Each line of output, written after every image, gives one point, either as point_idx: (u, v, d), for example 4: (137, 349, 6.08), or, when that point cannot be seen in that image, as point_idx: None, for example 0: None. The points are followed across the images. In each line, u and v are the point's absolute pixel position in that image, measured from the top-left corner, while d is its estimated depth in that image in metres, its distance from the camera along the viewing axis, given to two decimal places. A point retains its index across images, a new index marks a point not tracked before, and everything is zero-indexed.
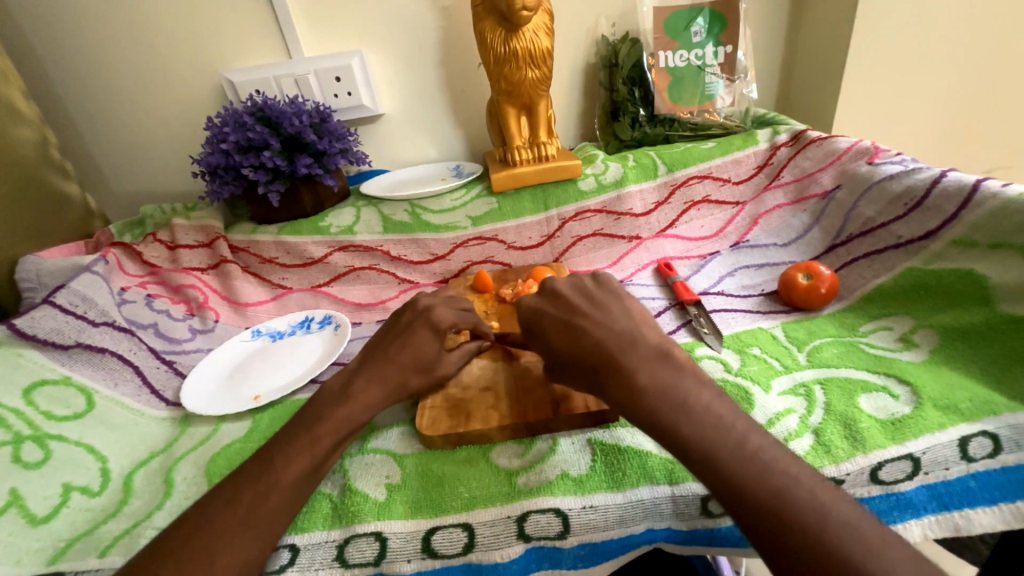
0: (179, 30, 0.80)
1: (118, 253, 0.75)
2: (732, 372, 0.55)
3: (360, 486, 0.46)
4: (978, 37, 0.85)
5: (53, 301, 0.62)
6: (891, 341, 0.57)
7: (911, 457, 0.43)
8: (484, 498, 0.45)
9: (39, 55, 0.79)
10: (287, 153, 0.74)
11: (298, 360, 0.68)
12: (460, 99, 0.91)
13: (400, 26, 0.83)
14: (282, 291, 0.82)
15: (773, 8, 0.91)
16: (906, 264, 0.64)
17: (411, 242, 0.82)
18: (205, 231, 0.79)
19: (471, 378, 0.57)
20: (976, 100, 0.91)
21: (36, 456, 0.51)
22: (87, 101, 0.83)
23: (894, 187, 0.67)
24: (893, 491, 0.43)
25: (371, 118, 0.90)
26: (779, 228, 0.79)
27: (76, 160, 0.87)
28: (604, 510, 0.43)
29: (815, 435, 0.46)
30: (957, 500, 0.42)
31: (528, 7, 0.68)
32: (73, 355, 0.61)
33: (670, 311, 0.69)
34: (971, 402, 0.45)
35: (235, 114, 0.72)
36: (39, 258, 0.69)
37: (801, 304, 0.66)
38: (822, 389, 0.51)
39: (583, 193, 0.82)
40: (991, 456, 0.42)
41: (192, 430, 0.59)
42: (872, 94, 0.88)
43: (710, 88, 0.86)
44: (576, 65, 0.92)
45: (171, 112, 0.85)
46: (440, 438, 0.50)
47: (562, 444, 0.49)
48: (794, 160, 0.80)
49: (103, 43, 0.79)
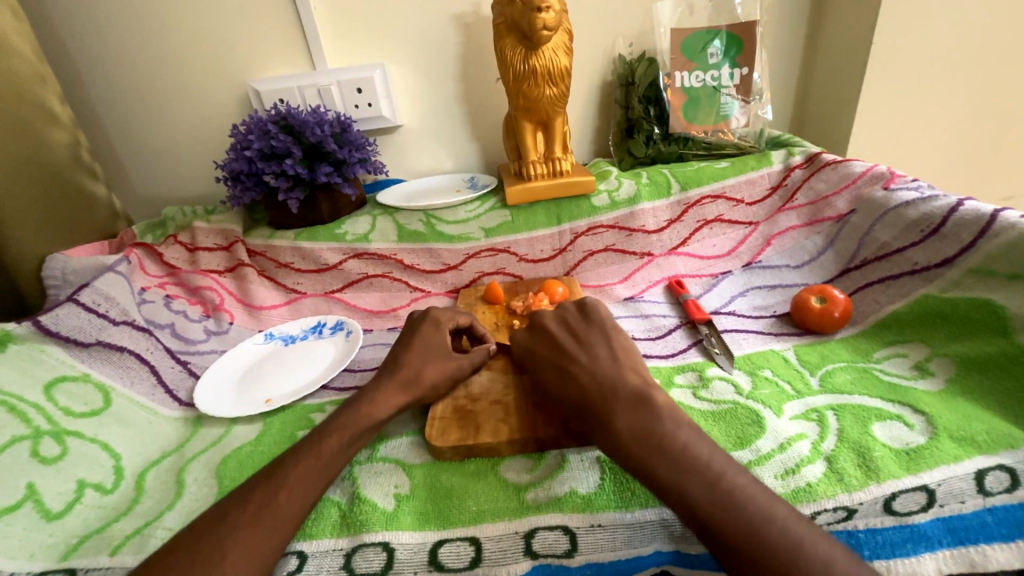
0: (209, 41, 0.82)
1: (140, 253, 0.78)
2: (743, 394, 0.55)
3: (369, 494, 0.47)
4: (996, 65, 0.85)
5: (78, 299, 0.64)
6: (906, 369, 0.56)
7: (925, 489, 0.42)
8: (491, 512, 0.45)
9: (75, 62, 0.82)
10: (307, 161, 0.76)
11: (310, 365, 0.69)
12: (477, 113, 0.92)
13: (422, 41, 0.86)
14: (296, 296, 0.83)
15: (790, 31, 0.92)
16: (922, 292, 0.63)
17: (424, 252, 0.83)
18: (225, 234, 0.81)
19: (481, 390, 0.57)
20: (992, 128, 0.91)
21: (53, 452, 0.52)
22: (118, 106, 0.86)
23: (910, 213, 0.67)
24: (907, 523, 0.42)
25: (389, 129, 0.91)
26: (792, 250, 0.79)
27: (104, 162, 0.89)
28: (612, 530, 0.43)
29: (827, 462, 0.46)
30: (973, 536, 0.40)
31: (548, 27, 0.70)
32: (92, 352, 0.62)
33: (680, 329, 0.69)
34: (988, 435, 0.44)
35: (260, 122, 0.74)
36: (65, 256, 0.71)
37: (814, 327, 0.65)
38: (834, 415, 0.51)
39: (596, 209, 0.82)
40: (1009, 491, 0.41)
41: (204, 431, 0.60)
42: (888, 118, 0.88)
43: (725, 109, 0.86)
44: (593, 82, 0.93)
45: (197, 118, 0.87)
46: (449, 449, 0.50)
47: (571, 460, 0.49)
48: (808, 182, 0.80)
49: (136, 51, 0.82)
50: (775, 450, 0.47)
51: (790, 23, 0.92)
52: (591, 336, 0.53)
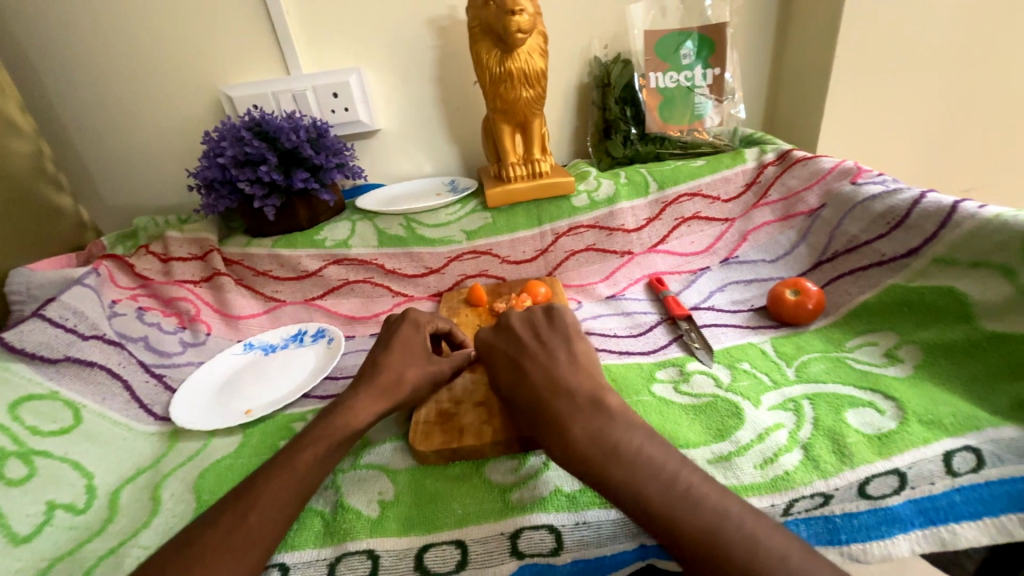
0: (179, 47, 0.81)
1: (110, 265, 0.75)
2: (722, 387, 0.56)
3: (352, 502, 0.46)
4: (953, 62, 0.89)
5: (44, 314, 0.61)
6: (877, 356, 0.58)
7: (897, 471, 0.44)
8: (477, 515, 0.45)
9: (37, 69, 0.80)
10: (283, 167, 0.75)
11: (291, 375, 0.67)
12: (456, 116, 0.92)
13: (397, 45, 0.85)
14: (276, 303, 0.82)
15: (759, 32, 0.95)
16: (890, 281, 0.65)
17: (405, 256, 0.83)
18: (199, 243, 0.79)
19: (465, 392, 0.57)
20: (952, 125, 0.95)
21: (20, 473, 0.50)
22: (84, 114, 0.83)
23: (877, 207, 0.69)
24: (880, 506, 0.43)
25: (368, 133, 0.91)
26: (767, 245, 0.81)
27: (70, 172, 0.87)
28: (597, 527, 0.43)
29: (804, 450, 0.47)
30: (943, 515, 0.43)
31: (523, 30, 0.70)
32: (61, 369, 0.60)
33: (661, 325, 0.70)
34: (954, 417, 0.46)
35: (233, 129, 0.72)
36: (29, 270, 0.68)
37: (790, 319, 0.67)
38: (810, 404, 0.52)
39: (576, 209, 0.83)
40: (975, 470, 0.43)
41: (181, 445, 0.59)
42: (854, 115, 0.91)
43: (699, 108, 0.88)
44: (570, 84, 0.94)
45: (169, 124, 0.85)
46: (433, 454, 0.49)
47: (555, 460, 0.49)
48: (781, 178, 0.82)
49: (102, 57, 0.80)
50: (753, 440, 0.48)
51: (759, 25, 0.94)
52: (565, 339, 0.54)
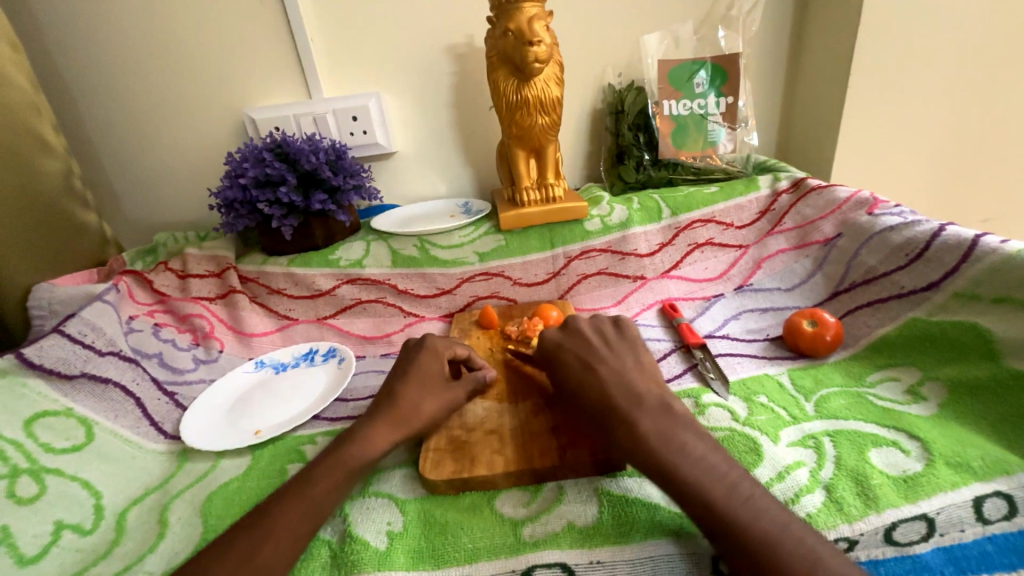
0: (207, 71, 0.84)
1: (130, 281, 0.77)
2: (739, 420, 0.55)
3: (360, 532, 0.45)
4: (967, 94, 0.89)
5: (63, 330, 0.62)
6: (899, 393, 0.56)
7: (926, 517, 0.42)
8: (487, 549, 0.43)
9: (71, 91, 0.83)
10: (302, 188, 0.76)
11: (301, 395, 0.67)
12: (471, 139, 0.94)
13: (416, 72, 0.88)
14: (288, 322, 0.82)
15: (772, 62, 0.96)
16: (909, 314, 0.64)
17: (418, 277, 0.83)
18: (216, 261, 0.80)
19: (477, 419, 0.57)
20: (967, 156, 0.95)
21: (31, 491, 0.50)
22: (112, 134, 0.86)
23: (895, 238, 0.69)
24: (909, 554, 0.41)
25: (384, 155, 0.93)
26: (782, 273, 0.80)
27: (95, 189, 0.89)
28: (611, 567, 0.42)
29: (826, 491, 0.45)
30: (975, 564, 0.39)
31: (540, 60, 0.72)
32: (76, 385, 0.61)
33: (675, 353, 0.69)
34: (983, 461, 0.44)
35: (255, 151, 0.74)
36: (52, 286, 0.69)
37: (807, 350, 0.66)
38: (831, 442, 0.51)
39: (589, 233, 0.83)
40: (1008, 518, 0.41)
41: (190, 465, 0.58)
42: (868, 144, 0.91)
43: (712, 136, 0.89)
44: (584, 110, 0.96)
45: (192, 144, 0.88)
46: (444, 483, 0.49)
47: (568, 493, 0.48)
48: (795, 207, 0.82)
49: (132, 81, 0.83)
50: (773, 479, 0.47)
51: (771, 55, 0.96)
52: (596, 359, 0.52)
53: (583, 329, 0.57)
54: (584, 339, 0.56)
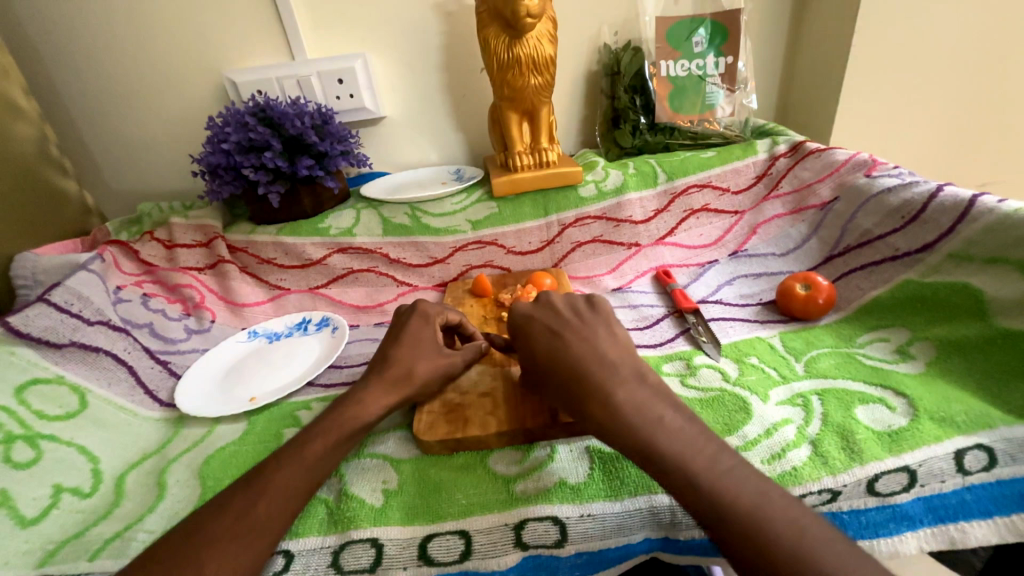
0: (183, 31, 0.80)
1: (115, 251, 0.75)
2: (730, 381, 0.55)
3: (356, 490, 0.46)
4: (974, 51, 0.86)
5: (48, 298, 0.61)
6: (888, 353, 0.57)
7: (907, 469, 0.43)
8: (481, 505, 0.44)
9: (39, 52, 0.79)
10: (288, 154, 0.74)
11: (295, 363, 0.67)
12: (462, 104, 0.91)
13: (404, 31, 0.84)
14: (280, 292, 0.81)
15: (774, 19, 0.92)
16: (903, 277, 0.64)
17: (410, 245, 0.82)
18: (203, 230, 0.79)
19: (470, 383, 0.57)
20: (970, 118, 0.93)
21: (27, 456, 0.50)
22: (87, 99, 0.82)
23: (892, 200, 0.68)
24: (889, 503, 0.43)
25: (373, 121, 0.90)
26: (777, 238, 0.80)
27: (74, 157, 0.86)
28: (602, 519, 0.43)
29: (812, 446, 0.46)
30: (952, 513, 0.43)
31: (532, 15, 0.68)
32: (67, 354, 0.60)
33: (668, 318, 0.70)
34: (967, 415, 0.45)
35: (237, 114, 0.72)
36: (35, 255, 0.68)
37: (799, 314, 0.66)
38: (819, 400, 0.51)
39: (583, 200, 0.82)
40: (987, 469, 0.43)
41: (186, 431, 0.59)
42: (869, 106, 0.89)
43: (710, 98, 0.86)
44: (579, 72, 0.92)
45: (172, 109, 0.84)
46: (438, 444, 0.49)
47: (559, 451, 0.49)
48: (793, 170, 0.80)
49: (104, 42, 0.79)
50: (761, 435, 0.47)
51: (774, 12, 0.92)
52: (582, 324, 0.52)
53: (560, 298, 0.56)
54: (553, 311, 0.54)
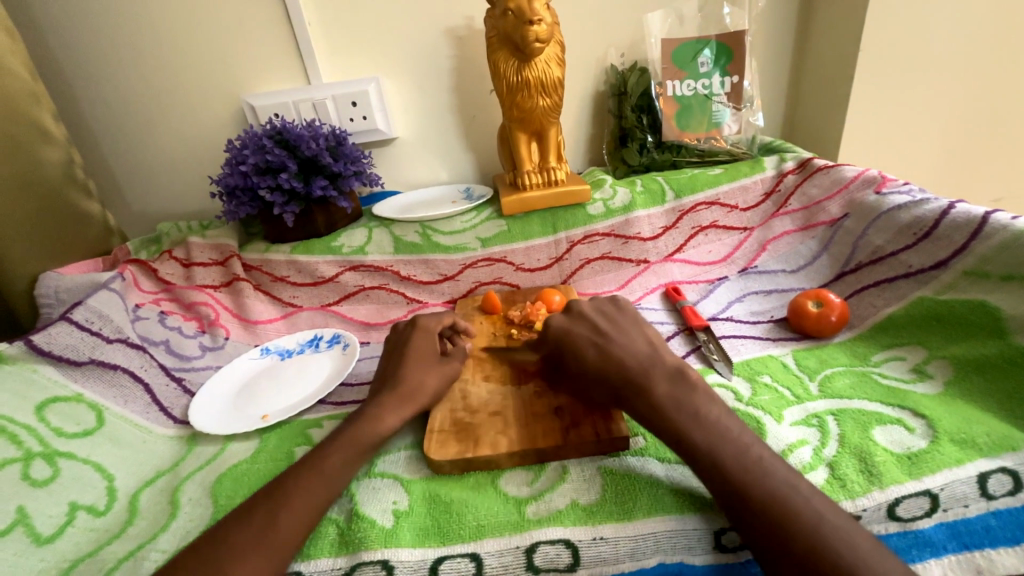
0: (205, 58, 0.83)
1: (134, 270, 0.77)
2: (743, 401, 0.55)
3: (367, 511, 0.46)
4: (980, 67, 0.87)
5: (71, 317, 0.63)
6: (905, 371, 0.56)
7: (929, 493, 0.42)
8: (492, 527, 0.44)
9: (70, 81, 0.83)
10: (303, 175, 0.76)
11: (307, 380, 0.68)
12: (472, 124, 0.93)
13: (416, 56, 0.86)
14: (293, 309, 0.82)
15: (778, 39, 0.94)
16: (917, 294, 0.63)
17: (420, 262, 0.83)
18: (220, 249, 0.81)
19: (480, 401, 0.57)
20: (980, 132, 0.93)
21: (45, 474, 0.51)
22: (111, 124, 0.86)
23: (902, 217, 0.68)
24: (911, 529, 0.42)
25: (384, 141, 0.92)
26: (787, 254, 0.79)
27: (98, 179, 0.89)
28: (614, 542, 0.42)
29: (829, 468, 0.45)
30: (978, 540, 0.40)
31: (541, 39, 0.70)
32: (85, 371, 0.62)
33: (678, 336, 0.69)
34: (989, 437, 0.44)
35: (255, 137, 0.74)
36: (58, 275, 0.71)
37: (812, 332, 0.65)
38: (834, 421, 0.51)
39: (592, 217, 0.83)
40: (1012, 494, 0.41)
41: (199, 449, 0.59)
42: (877, 122, 0.89)
43: (717, 116, 0.87)
44: (586, 92, 0.94)
45: (192, 132, 0.87)
46: (448, 463, 0.49)
47: (571, 472, 0.48)
48: (802, 187, 0.81)
49: (130, 70, 0.83)
50: None
51: (779, 32, 0.93)
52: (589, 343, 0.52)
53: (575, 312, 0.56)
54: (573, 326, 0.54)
